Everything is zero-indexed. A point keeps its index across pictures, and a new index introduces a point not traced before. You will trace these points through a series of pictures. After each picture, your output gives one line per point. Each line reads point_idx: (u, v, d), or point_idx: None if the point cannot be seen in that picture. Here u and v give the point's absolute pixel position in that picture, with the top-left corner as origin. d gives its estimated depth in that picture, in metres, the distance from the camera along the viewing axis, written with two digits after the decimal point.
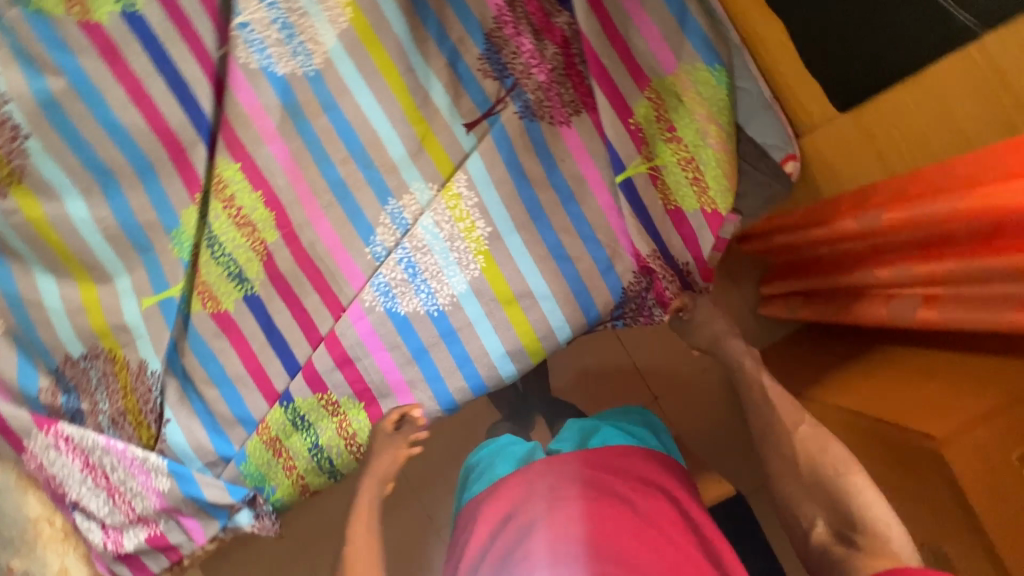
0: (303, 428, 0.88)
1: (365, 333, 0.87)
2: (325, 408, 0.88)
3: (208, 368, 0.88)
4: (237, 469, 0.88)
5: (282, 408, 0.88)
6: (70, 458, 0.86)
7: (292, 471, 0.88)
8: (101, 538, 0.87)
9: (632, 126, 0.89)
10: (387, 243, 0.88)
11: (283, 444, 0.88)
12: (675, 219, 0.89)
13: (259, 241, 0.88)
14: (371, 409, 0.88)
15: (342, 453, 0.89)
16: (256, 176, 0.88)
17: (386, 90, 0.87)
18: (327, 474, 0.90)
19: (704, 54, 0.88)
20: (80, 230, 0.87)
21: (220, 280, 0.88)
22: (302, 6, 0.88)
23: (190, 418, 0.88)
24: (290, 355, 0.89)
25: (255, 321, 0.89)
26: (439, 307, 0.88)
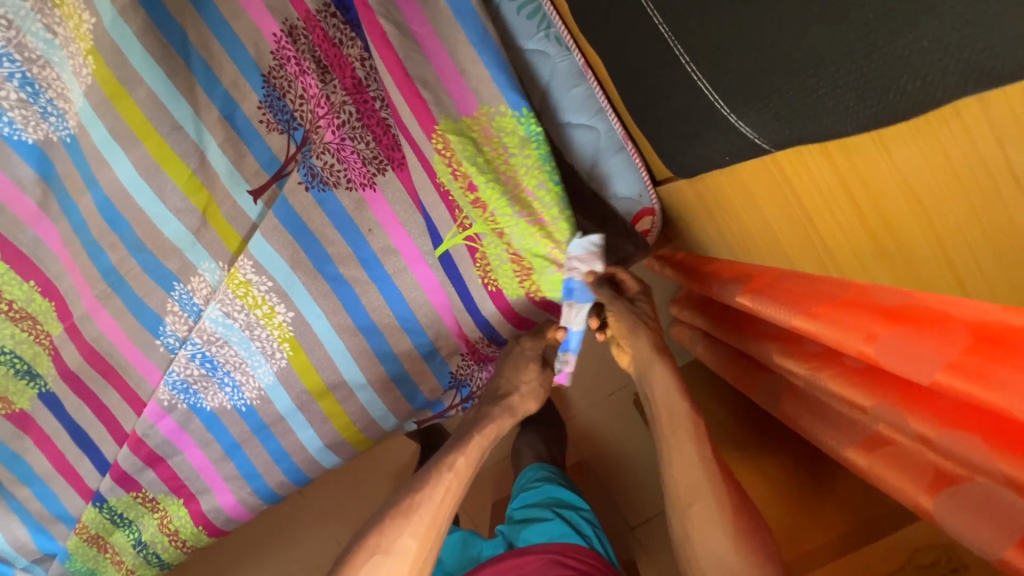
0: (124, 524, 0.84)
1: (171, 432, 0.80)
2: (142, 504, 0.84)
3: (14, 469, 0.82)
4: (62, 566, 0.85)
5: (97, 508, 0.83)
6: None
7: (121, 565, 0.86)
8: None
9: (442, 189, 0.68)
10: (180, 332, 0.78)
11: (106, 540, 0.85)
12: (499, 301, 0.74)
13: (43, 334, 0.79)
14: (190, 506, 0.84)
15: (168, 547, 0.86)
16: (24, 265, 0.76)
17: (148, 159, 0.73)
18: (158, 564, 0.87)
19: (508, 94, 0.64)
20: None
21: (10, 380, 0.79)
22: (41, 52, 0.69)
23: (6, 518, 0.83)
24: (98, 453, 0.83)
25: (57, 420, 0.82)
26: (247, 401, 0.79)
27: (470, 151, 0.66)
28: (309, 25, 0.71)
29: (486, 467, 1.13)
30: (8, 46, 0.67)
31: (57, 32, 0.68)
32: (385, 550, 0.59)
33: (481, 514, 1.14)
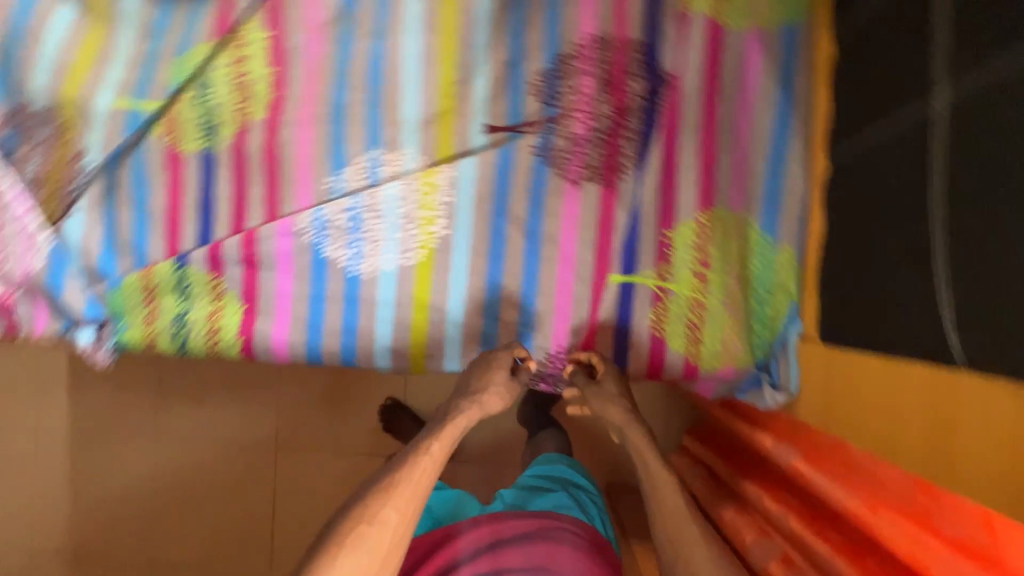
0: (182, 294, 0.88)
1: (282, 252, 0.86)
2: (210, 289, 0.87)
3: (135, 190, 0.88)
4: (106, 291, 0.88)
5: (174, 265, 0.87)
6: None
7: (150, 324, 0.88)
8: None
9: (663, 238, 0.82)
10: (351, 184, 0.85)
11: (157, 296, 0.88)
12: (653, 346, 0.84)
13: (246, 111, 0.86)
14: (246, 317, 0.87)
15: (201, 336, 0.88)
16: (277, 55, 0.85)
17: (434, 50, 0.83)
18: (176, 346, 0.89)
19: (767, 219, 0.80)
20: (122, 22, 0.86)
21: (192, 124, 0.87)
22: None
23: (94, 222, 0.88)
24: (209, 226, 0.87)
25: (199, 179, 0.87)
26: (359, 271, 0.85)
27: (716, 237, 0.81)
28: (618, 47, 0.83)
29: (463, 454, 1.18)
30: None
31: None
32: (373, 516, 0.65)
33: None
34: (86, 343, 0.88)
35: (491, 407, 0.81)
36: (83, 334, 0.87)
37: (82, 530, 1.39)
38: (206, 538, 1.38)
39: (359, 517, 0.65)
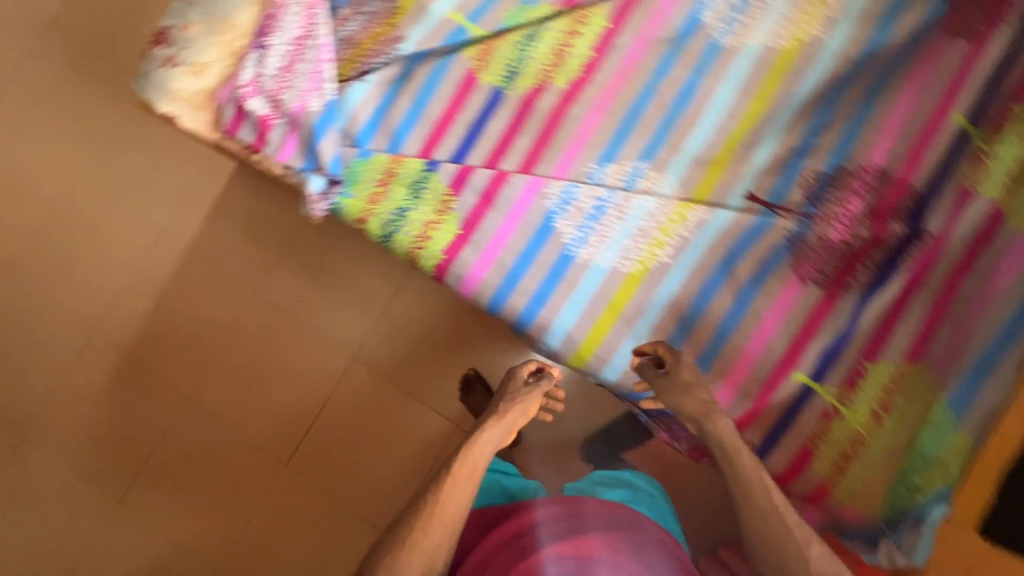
0: (414, 193, 0.93)
1: (520, 203, 0.91)
2: (440, 201, 0.93)
3: (423, 90, 0.95)
4: (353, 157, 0.94)
5: (422, 166, 0.93)
6: (298, 24, 0.94)
7: (372, 203, 0.93)
8: (246, 80, 0.93)
9: (858, 366, 0.85)
10: (609, 179, 0.90)
11: (392, 183, 0.93)
12: (800, 453, 0.86)
13: (551, 74, 0.93)
14: (457, 240, 0.92)
15: (408, 236, 0.93)
16: (604, 44, 0.92)
17: (739, 108, 0.90)
18: (382, 233, 0.94)
19: (958, 394, 0.81)
20: None
21: (501, 62, 0.93)
22: (767, 6, 0.90)
23: (374, 97, 0.95)
24: (468, 150, 0.93)
25: (480, 108, 0.94)
26: (577, 253, 0.90)
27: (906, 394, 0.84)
28: (897, 185, 0.87)
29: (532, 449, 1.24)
30: None
31: (792, 12, 0.90)
32: (412, 538, 0.82)
33: None
34: (312, 190, 0.93)
35: (514, 425, 0.96)
36: (315, 181, 0.93)
37: (150, 351, 1.44)
38: (251, 412, 1.41)
39: (404, 536, 0.82)
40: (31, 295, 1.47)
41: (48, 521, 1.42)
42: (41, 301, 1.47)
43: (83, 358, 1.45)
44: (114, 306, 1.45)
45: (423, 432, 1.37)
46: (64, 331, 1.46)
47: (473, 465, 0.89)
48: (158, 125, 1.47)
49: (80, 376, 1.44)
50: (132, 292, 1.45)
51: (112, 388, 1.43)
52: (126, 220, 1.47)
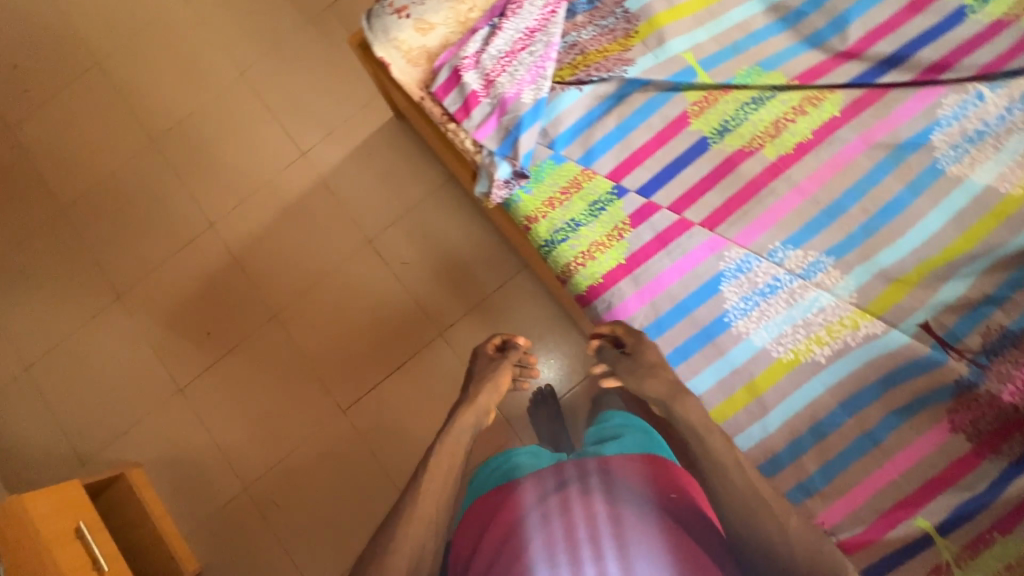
0: (591, 211, 0.93)
1: (693, 255, 0.90)
2: (614, 226, 0.92)
3: (632, 116, 0.95)
4: (545, 157, 0.95)
5: (610, 189, 0.93)
6: (534, 17, 0.97)
7: (548, 207, 0.94)
8: (470, 54, 0.97)
9: (988, 532, 0.75)
10: (789, 262, 0.88)
11: (573, 195, 0.93)
12: None
13: (763, 142, 0.92)
14: (619, 270, 0.91)
15: (572, 249, 0.92)
16: (824, 131, 0.91)
17: (943, 238, 0.87)
18: (547, 238, 0.94)
19: None
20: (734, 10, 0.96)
21: (717, 114, 0.93)
22: (1004, 145, 0.86)
23: (583, 107, 0.96)
24: (657, 188, 0.93)
25: (682, 151, 0.94)
26: (733, 322, 0.88)
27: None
28: None
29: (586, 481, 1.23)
30: (1010, 123, 0.86)
31: None
32: (397, 539, 0.74)
33: None
34: (496, 176, 0.94)
35: (489, 405, 0.95)
36: (502, 166, 0.94)
37: (253, 260, 1.48)
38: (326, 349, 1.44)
39: (392, 539, 0.74)
40: (162, 174, 1.54)
41: (105, 383, 1.46)
42: (171, 181, 1.53)
43: (189, 245, 1.50)
44: (233, 208, 1.50)
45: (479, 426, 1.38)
46: (181, 214, 1.51)
47: (455, 456, 0.85)
48: (331, 58, 1.54)
49: (180, 260, 1.49)
50: (254, 201, 1.50)
51: (205, 282, 1.48)
52: (270, 134, 1.53)
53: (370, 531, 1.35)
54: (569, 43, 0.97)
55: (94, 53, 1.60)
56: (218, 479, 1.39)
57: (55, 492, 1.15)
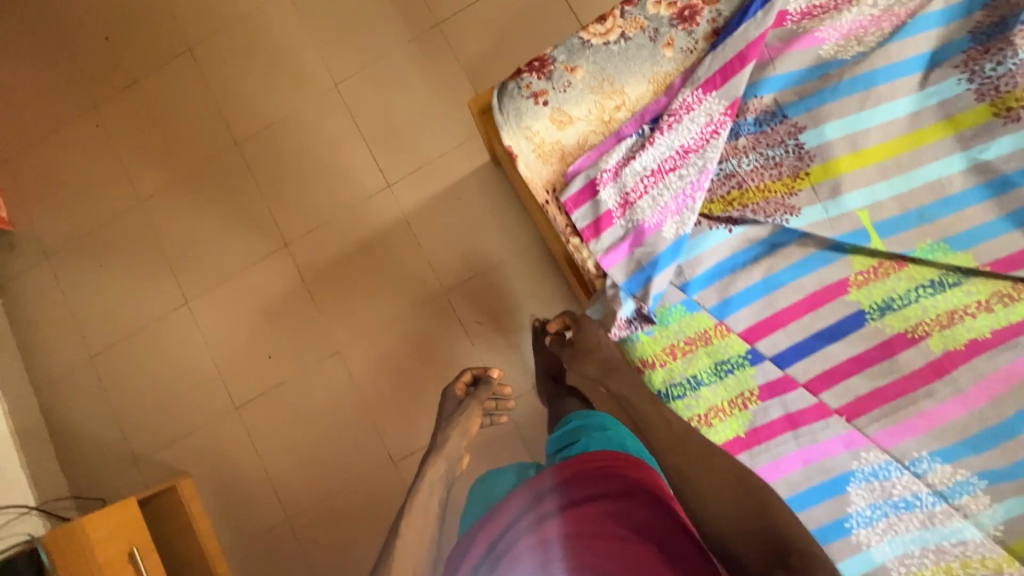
0: (717, 371, 0.84)
1: (822, 447, 0.80)
2: (739, 394, 0.83)
3: (783, 271, 0.83)
4: (676, 301, 0.85)
5: (743, 352, 0.83)
6: (693, 135, 0.85)
7: (668, 356, 0.85)
8: (611, 165, 0.86)
9: None
10: (932, 476, 0.78)
11: (698, 348, 0.84)
12: None
13: (930, 331, 0.80)
14: (736, 443, 0.83)
15: (688, 409, 0.84)
16: (1008, 333, 0.78)
17: None
18: (662, 389, 0.85)
19: None
20: (931, 164, 0.82)
21: (884, 289, 0.81)
22: None
23: (728, 251, 0.85)
24: (795, 360, 0.83)
25: (832, 322, 0.82)
26: (853, 529, 0.79)
27: None
28: None
29: None
30: None
31: None
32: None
33: None
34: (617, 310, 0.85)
35: (461, 447, 0.98)
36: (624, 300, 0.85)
37: (323, 289, 1.44)
38: (383, 395, 1.41)
39: None
40: (242, 181, 1.49)
41: (164, 388, 1.47)
42: (249, 191, 1.48)
43: (261, 262, 1.46)
44: (312, 231, 1.45)
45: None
46: (257, 227, 1.47)
47: (430, 496, 0.84)
48: (428, 86, 1.44)
49: (252, 276, 1.46)
50: (331, 228, 1.45)
51: (273, 304, 1.45)
52: (355, 158, 1.46)
53: None
54: (726, 173, 0.84)
55: (184, 39, 1.52)
56: (263, 506, 1.40)
57: (115, 510, 1.16)
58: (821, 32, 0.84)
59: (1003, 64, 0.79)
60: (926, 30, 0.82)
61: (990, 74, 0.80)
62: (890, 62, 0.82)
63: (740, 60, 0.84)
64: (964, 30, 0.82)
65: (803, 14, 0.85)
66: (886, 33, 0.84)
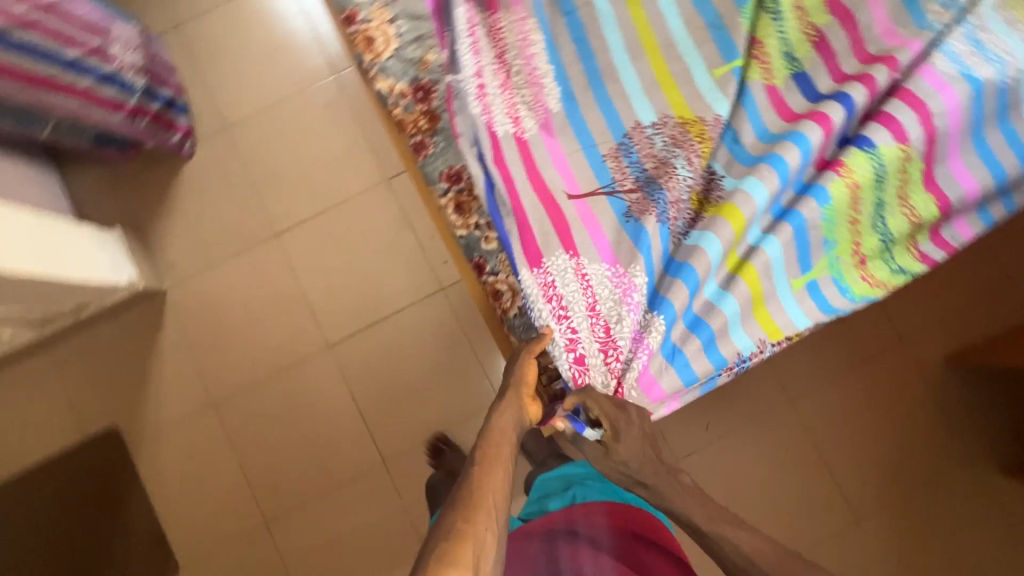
0: (879, 178, 0.89)
1: (950, 104, 0.88)
2: (900, 164, 0.89)
3: (750, 121, 0.92)
4: (819, 210, 0.88)
5: (863, 154, 0.87)
6: (578, 289, 0.86)
7: (853, 227, 0.91)
8: (566, 366, 0.85)
9: None
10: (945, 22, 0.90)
11: (856, 194, 0.89)
12: None
13: (810, 23, 0.94)
14: (927, 176, 0.92)
15: (898, 215, 0.92)
16: None
17: None
18: (878, 236, 0.93)
19: None
20: (663, 13, 0.95)
21: (778, 58, 0.94)
22: None
23: (734, 167, 0.91)
24: (849, 102, 0.87)
25: (803, 95, 0.93)
26: (1007, 79, 0.88)
27: None
28: None
29: (893, 361, 1.30)
30: None
31: None
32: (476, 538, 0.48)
33: (870, 396, 1.29)
34: (819, 314, 0.92)
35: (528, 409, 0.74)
36: (805, 293, 0.92)
37: None
38: (806, 527, 1.25)
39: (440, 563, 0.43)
40: None
41: None
42: None
43: None
44: None
45: (913, 366, 1.30)
46: None
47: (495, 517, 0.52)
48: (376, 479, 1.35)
49: None
50: None
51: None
52: None
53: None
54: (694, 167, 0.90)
55: None
56: None
57: None
58: (538, 113, 0.91)
59: None
60: (550, 18, 0.97)
61: None
62: (575, 54, 0.95)
63: (518, 211, 0.86)
64: None
65: (481, 115, 0.87)
66: (543, 54, 0.94)
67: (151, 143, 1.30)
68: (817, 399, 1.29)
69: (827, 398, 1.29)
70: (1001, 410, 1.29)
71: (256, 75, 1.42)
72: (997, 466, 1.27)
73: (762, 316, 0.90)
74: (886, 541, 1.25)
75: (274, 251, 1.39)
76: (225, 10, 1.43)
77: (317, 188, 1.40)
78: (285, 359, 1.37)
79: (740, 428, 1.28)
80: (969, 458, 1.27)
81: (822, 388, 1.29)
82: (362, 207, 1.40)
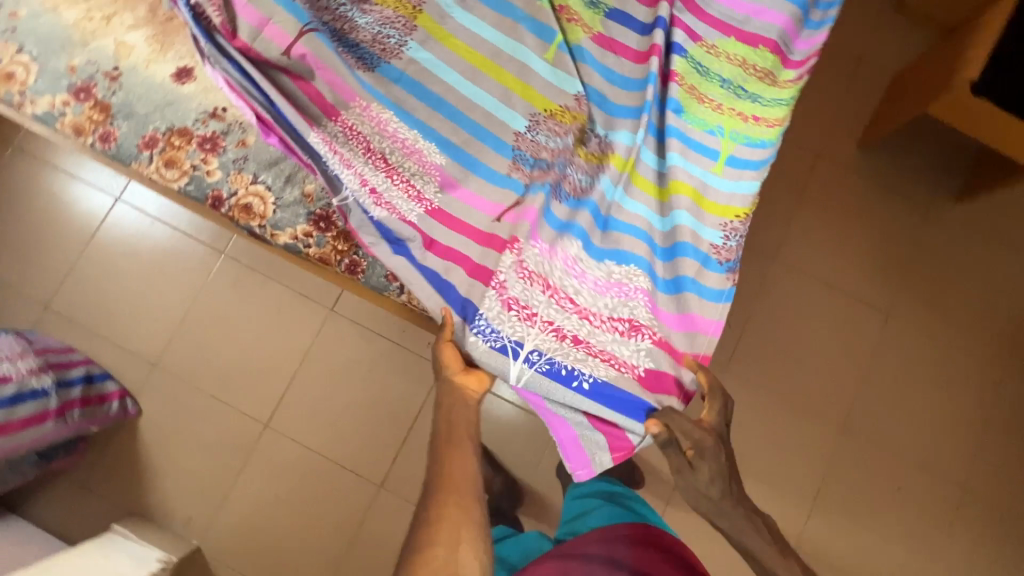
0: (704, 71, 0.98)
1: None
2: (709, 52, 0.99)
3: (606, 75, 0.99)
4: (678, 117, 0.96)
5: (681, 62, 0.98)
6: (539, 284, 0.88)
7: (719, 109, 0.97)
8: (591, 362, 0.87)
9: None
10: None
11: (699, 92, 0.98)
12: None
13: None
14: (741, 36, 1.00)
15: (745, 77, 0.99)
16: None
17: None
18: (746, 100, 0.98)
19: None
20: (474, 31, 0.98)
21: (587, 12, 1.01)
22: None
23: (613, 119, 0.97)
24: (661, 22, 0.98)
25: (625, 28, 1.01)
26: None
27: None
28: None
29: (826, 182, 1.41)
30: None
31: None
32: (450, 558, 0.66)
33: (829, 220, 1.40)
34: (757, 175, 0.96)
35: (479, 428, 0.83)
36: (731, 169, 0.96)
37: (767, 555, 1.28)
38: (855, 343, 1.36)
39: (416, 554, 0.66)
40: None
41: None
42: None
43: (836, 556, 1.28)
44: None
45: (844, 167, 1.42)
46: None
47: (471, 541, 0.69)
48: None
49: None
50: None
51: (863, 509, 1.29)
52: None
53: (930, 381, 1.34)
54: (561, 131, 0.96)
55: None
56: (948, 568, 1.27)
57: None
58: (433, 177, 0.91)
59: (392, 32, 0.96)
60: (388, 92, 0.93)
61: (402, 33, 0.96)
62: (430, 108, 0.94)
63: (455, 258, 0.89)
64: (373, 68, 0.94)
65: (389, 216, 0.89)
66: (407, 129, 0.92)
67: (96, 427, 1.22)
68: (794, 241, 1.39)
69: (799, 243, 1.39)
70: (932, 161, 1.41)
71: (150, 301, 1.35)
72: (954, 207, 1.39)
73: (712, 207, 0.94)
74: (917, 310, 1.37)
75: (276, 439, 1.32)
76: (83, 265, 1.35)
77: (274, 362, 1.34)
78: (352, 526, 1.30)
79: (752, 314, 1.36)
80: (931, 216, 1.39)
81: (791, 239, 1.39)
82: (326, 355, 1.35)
